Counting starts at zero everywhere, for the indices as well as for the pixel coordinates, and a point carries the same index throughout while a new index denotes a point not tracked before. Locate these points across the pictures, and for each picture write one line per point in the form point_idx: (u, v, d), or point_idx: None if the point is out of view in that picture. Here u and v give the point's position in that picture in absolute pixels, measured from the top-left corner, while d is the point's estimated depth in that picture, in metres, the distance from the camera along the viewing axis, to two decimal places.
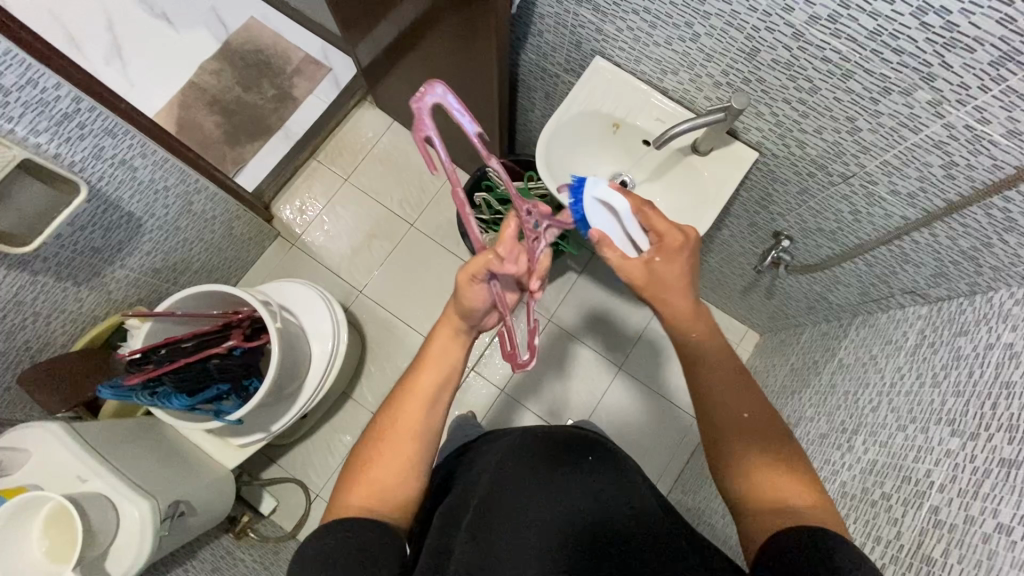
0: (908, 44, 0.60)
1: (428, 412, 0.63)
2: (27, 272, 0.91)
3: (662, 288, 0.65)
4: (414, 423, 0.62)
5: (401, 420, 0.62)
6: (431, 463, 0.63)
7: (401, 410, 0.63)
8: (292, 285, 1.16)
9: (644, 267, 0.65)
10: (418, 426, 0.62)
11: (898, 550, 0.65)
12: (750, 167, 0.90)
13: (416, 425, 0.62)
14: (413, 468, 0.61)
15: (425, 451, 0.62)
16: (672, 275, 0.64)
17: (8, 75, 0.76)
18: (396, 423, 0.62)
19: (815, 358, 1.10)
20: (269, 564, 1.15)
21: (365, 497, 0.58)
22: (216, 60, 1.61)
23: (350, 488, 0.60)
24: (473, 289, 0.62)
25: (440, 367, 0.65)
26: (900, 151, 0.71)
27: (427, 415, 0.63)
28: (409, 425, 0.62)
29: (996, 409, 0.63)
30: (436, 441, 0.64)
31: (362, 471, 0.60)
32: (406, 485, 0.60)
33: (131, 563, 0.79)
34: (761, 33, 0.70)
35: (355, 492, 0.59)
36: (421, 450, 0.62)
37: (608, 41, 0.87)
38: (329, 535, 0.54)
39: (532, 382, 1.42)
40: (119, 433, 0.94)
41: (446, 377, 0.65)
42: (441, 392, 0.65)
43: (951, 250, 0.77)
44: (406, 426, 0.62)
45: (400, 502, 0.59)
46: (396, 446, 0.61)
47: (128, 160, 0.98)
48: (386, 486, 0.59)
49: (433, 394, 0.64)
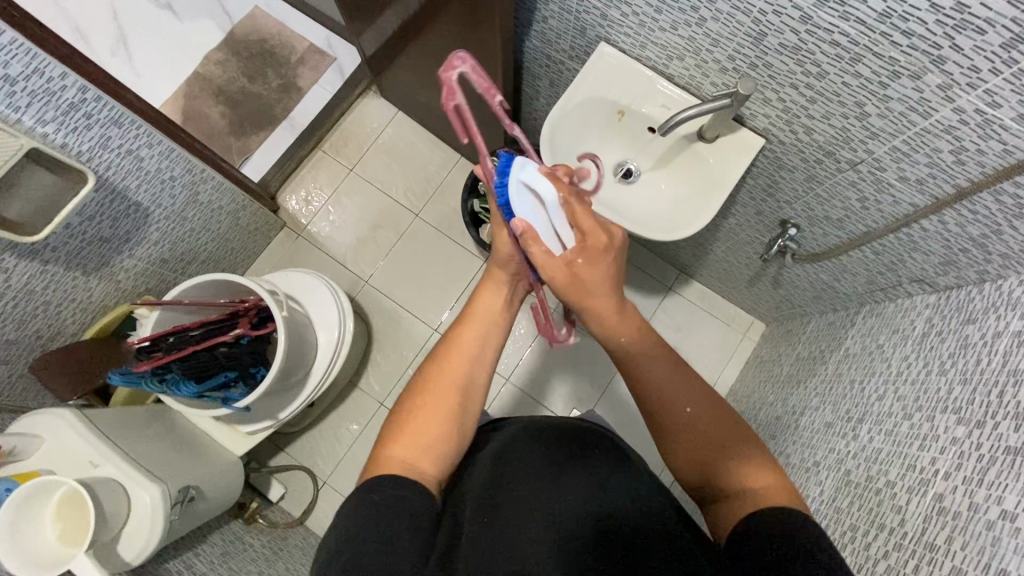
0: (918, 26, 0.59)
1: (472, 365, 0.66)
2: (37, 262, 0.92)
3: (584, 289, 0.61)
4: (459, 375, 0.64)
5: (447, 371, 0.64)
6: (476, 419, 0.65)
7: (448, 363, 0.65)
8: (298, 275, 1.17)
9: (567, 275, 0.61)
10: (462, 380, 0.64)
11: (902, 537, 0.65)
12: (756, 154, 0.90)
13: (463, 377, 0.65)
14: (457, 421, 0.63)
15: (470, 405, 0.64)
16: (598, 276, 0.61)
17: (14, 64, 0.77)
18: (443, 378, 0.64)
19: (820, 349, 1.10)
20: (278, 548, 1.17)
21: (410, 453, 0.59)
22: (221, 50, 1.61)
23: (393, 442, 0.60)
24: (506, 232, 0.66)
25: (486, 321, 0.67)
26: (909, 136, 0.70)
27: (475, 368, 0.66)
28: (455, 380, 0.64)
29: (1003, 397, 0.62)
30: (481, 397, 0.66)
31: (406, 423, 0.61)
32: (450, 438, 0.61)
33: (142, 546, 0.81)
34: (768, 17, 0.69)
35: (397, 448, 0.59)
36: (467, 404, 0.64)
37: (613, 26, 0.86)
38: (367, 495, 0.54)
39: (538, 372, 1.43)
40: (128, 419, 0.95)
41: (492, 332, 0.67)
42: (484, 345, 0.67)
43: (961, 237, 0.76)
44: (453, 379, 0.64)
45: (441, 460, 0.60)
46: (440, 398, 0.63)
47: (134, 150, 0.99)
48: (431, 441, 0.60)
49: (477, 344, 0.66)
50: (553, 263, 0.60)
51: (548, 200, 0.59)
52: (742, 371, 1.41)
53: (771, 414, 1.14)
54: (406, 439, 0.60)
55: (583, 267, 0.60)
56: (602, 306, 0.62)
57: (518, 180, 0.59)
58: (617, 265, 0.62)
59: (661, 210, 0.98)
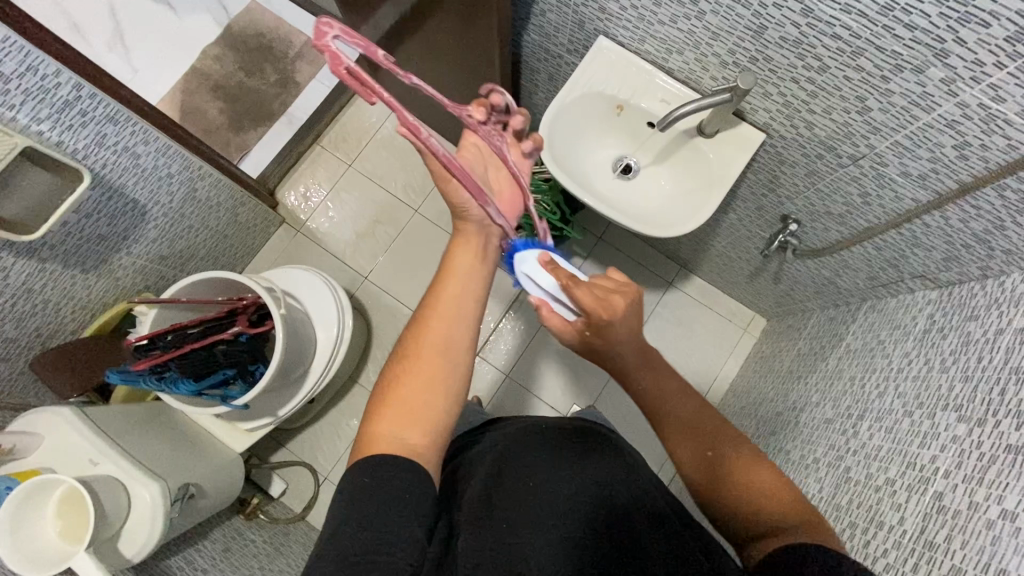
0: (921, 19, 0.58)
1: (453, 326, 0.61)
2: (35, 260, 0.92)
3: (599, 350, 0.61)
4: (444, 337, 0.60)
5: (428, 336, 0.60)
6: (464, 380, 0.60)
7: (426, 326, 0.61)
8: (296, 272, 1.16)
9: (580, 342, 0.61)
10: (442, 339, 0.60)
11: (901, 535, 0.65)
12: (756, 149, 0.88)
13: (442, 336, 0.60)
14: (443, 387, 0.58)
15: (457, 369, 0.60)
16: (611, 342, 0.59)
17: (7, 62, 0.76)
18: (421, 340, 0.60)
19: (821, 344, 1.09)
20: (280, 544, 1.17)
21: (398, 426, 0.55)
22: (218, 45, 1.60)
23: (379, 419, 0.56)
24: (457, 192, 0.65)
25: (464, 277, 0.63)
26: (912, 131, 0.69)
27: (454, 327, 0.61)
28: (434, 338, 0.60)
29: (1005, 395, 0.62)
30: (466, 355, 0.61)
31: (391, 396, 0.57)
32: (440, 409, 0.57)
33: (140, 544, 0.81)
34: (769, 10, 0.68)
35: (382, 423, 0.56)
36: (451, 364, 0.59)
37: (612, 19, 0.85)
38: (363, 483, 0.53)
39: (537, 368, 1.43)
40: (128, 417, 0.95)
41: (469, 286, 0.63)
42: (466, 304, 0.62)
43: (963, 233, 0.75)
44: (431, 341, 0.60)
45: (431, 431, 0.56)
46: (426, 365, 0.59)
47: (131, 147, 0.99)
48: (417, 408, 0.57)
49: (459, 304, 0.62)
50: (568, 333, 0.61)
51: (549, 286, 0.65)
52: (742, 366, 1.41)
53: (771, 410, 1.13)
54: (391, 409, 0.56)
55: (595, 340, 0.60)
56: (621, 352, 0.60)
57: (522, 272, 0.66)
58: (631, 326, 0.60)
59: (660, 206, 0.97)
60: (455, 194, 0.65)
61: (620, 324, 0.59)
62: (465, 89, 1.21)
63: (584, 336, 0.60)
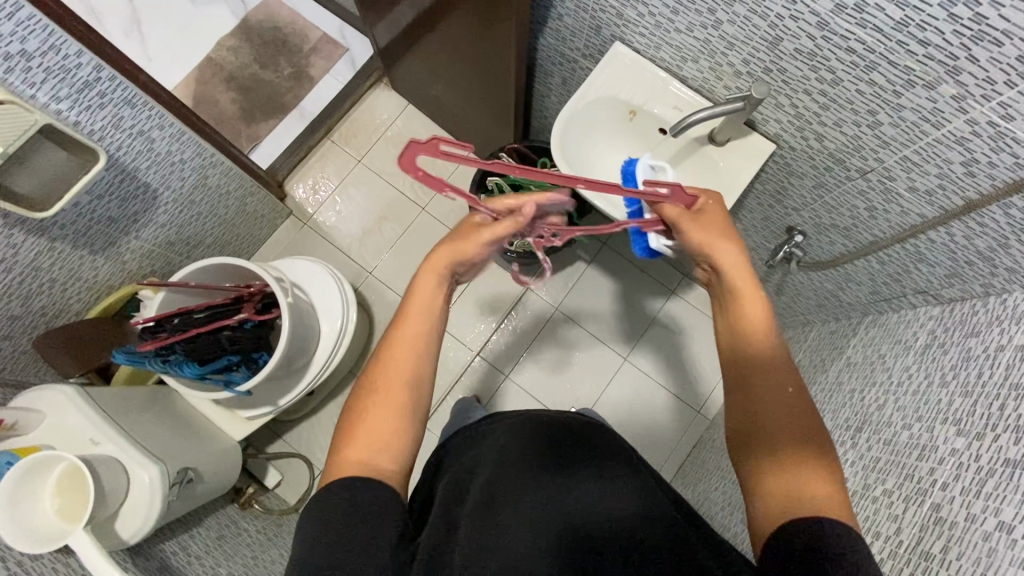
0: (935, 35, 0.59)
1: (415, 359, 0.64)
2: (45, 238, 0.93)
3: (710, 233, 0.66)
4: (403, 371, 0.63)
5: (390, 369, 0.63)
6: (423, 412, 0.63)
7: (388, 362, 0.63)
8: (302, 262, 1.17)
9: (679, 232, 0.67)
10: (406, 375, 0.63)
11: (897, 545, 0.66)
12: (766, 159, 0.90)
13: (403, 371, 0.63)
14: (405, 416, 0.61)
15: (417, 398, 0.63)
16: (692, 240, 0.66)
17: (31, 40, 0.77)
18: (384, 375, 0.62)
19: (821, 357, 1.10)
20: (273, 535, 1.17)
21: (367, 451, 0.58)
22: (234, 37, 1.61)
23: (349, 444, 0.59)
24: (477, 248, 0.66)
25: (423, 316, 0.65)
26: (921, 146, 0.71)
27: (417, 360, 0.64)
28: (398, 373, 0.62)
29: (1004, 410, 0.62)
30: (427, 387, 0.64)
31: (358, 425, 0.60)
32: (401, 434, 0.60)
33: (138, 526, 0.81)
34: (785, 22, 0.69)
35: (352, 450, 0.58)
36: (414, 397, 0.62)
37: (629, 26, 0.86)
38: (331, 496, 0.54)
39: (534, 369, 1.43)
40: (127, 398, 0.95)
41: (431, 322, 0.65)
42: (427, 338, 0.65)
43: (967, 250, 0.76)
44: (394, 374, 0.62)
45: (399, 456, 0.59)
46: (388, 397, 0.61)
47: (146, 131, 0.99)
48: (381, 440, 0.59)
49: (421, 336, 0.65)
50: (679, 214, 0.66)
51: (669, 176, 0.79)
52: None
53: None
54: (356, 439, 0.59)
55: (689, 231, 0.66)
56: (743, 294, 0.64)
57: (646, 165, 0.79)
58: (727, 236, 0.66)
59: None
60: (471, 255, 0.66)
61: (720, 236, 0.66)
62: (479, 90, 1.22)
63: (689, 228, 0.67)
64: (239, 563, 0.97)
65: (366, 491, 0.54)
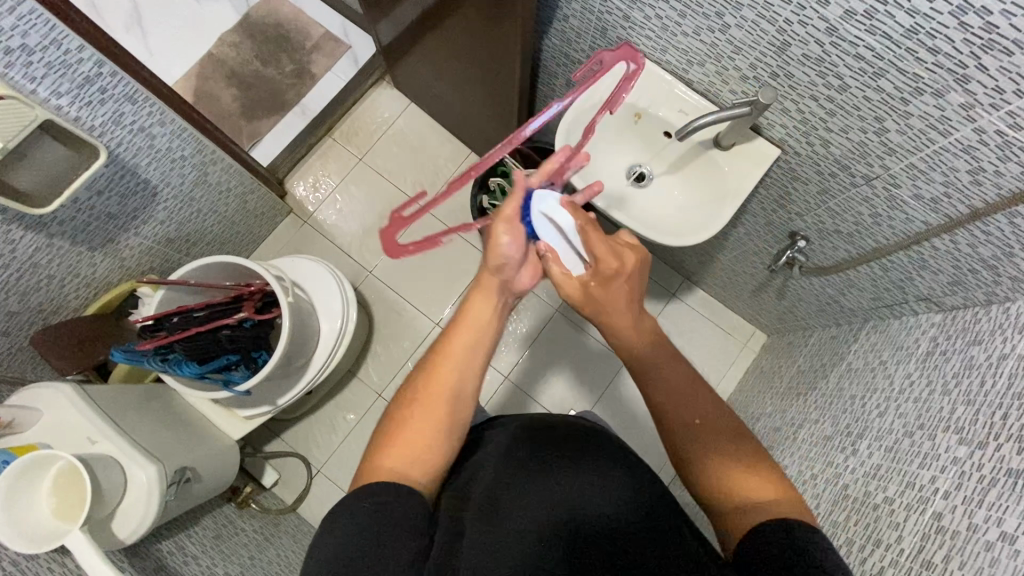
0: (945, 44, 0.59)
1: (462, 376, 0.63)
2: (44, 235, 0.92)
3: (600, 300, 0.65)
4: (450, 386, 0.62)
5: (436, 383, 0.62)
6: (463, 430, 0.62)
7: (437, 376, 0.62)
8: (303, 261, 1.16)
9: (583, 294, 0.66)
10: (452, 387, 0.62)
11: (898, 554, 0.65)
12: (771, 164, 0.89)
13: (453, 385, 0.62)
14: (447, 431, 0.60)
15: (462, 416, 0.62)
16: (613, 299, 0.65)
17: (31, 34, 0.76)
18: (432, 386, 0.61)
19: (822, 362, 1.10)
20: (270, 534, 1.16)
21: (401, 461, 0.57)
22: (236, 33, 1.60)
23: (382, 451, 0.58)
24: (504, 235, 0.65)
25: (473, 331, 0.65)
26: (927, 154, 0.70)
27: (465, 372, 0.63)
28: (446, 387, 0.62)
29: (1006, 420, 0.62)
30: (472, 402, 0.63)
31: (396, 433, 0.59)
32: (441, 450, 0.59)
33: (136, 525, 0.81)
34: (794, 27, 0.69)
35: (389, 455, 0.58)
36: (458, 410, 0.62)
37: (636, 28, 0.86)
38: (358, 500, 0.53)
39: (533, 371, 1.43)
40: (125, 398, 0.94)
41: (480, 338, 0.65)
42: (474, 355, 0.64)
43: (971, 258, 0.76)
44: (441, 388, 0.62)
45: (432, 470, 0.58)
46: (433, 411, 0.60)
47: (147, 127, 0.98)
48: (421, 450, 0.58)
49: (469, 351, 0.64)
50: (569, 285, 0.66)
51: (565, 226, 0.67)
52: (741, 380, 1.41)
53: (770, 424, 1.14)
54: (396, 447, 0.58)
55: (599, 289, 0.65)
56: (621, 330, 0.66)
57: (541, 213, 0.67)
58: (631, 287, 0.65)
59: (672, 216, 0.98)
60: (500, 245, 0.65)
61: (625, 284, 0.65)
62: (482, 90, 1.22)
63: (586, 286, 0.66)
64: (236, 563, 0.96)
65: (398, 495, 0.54)
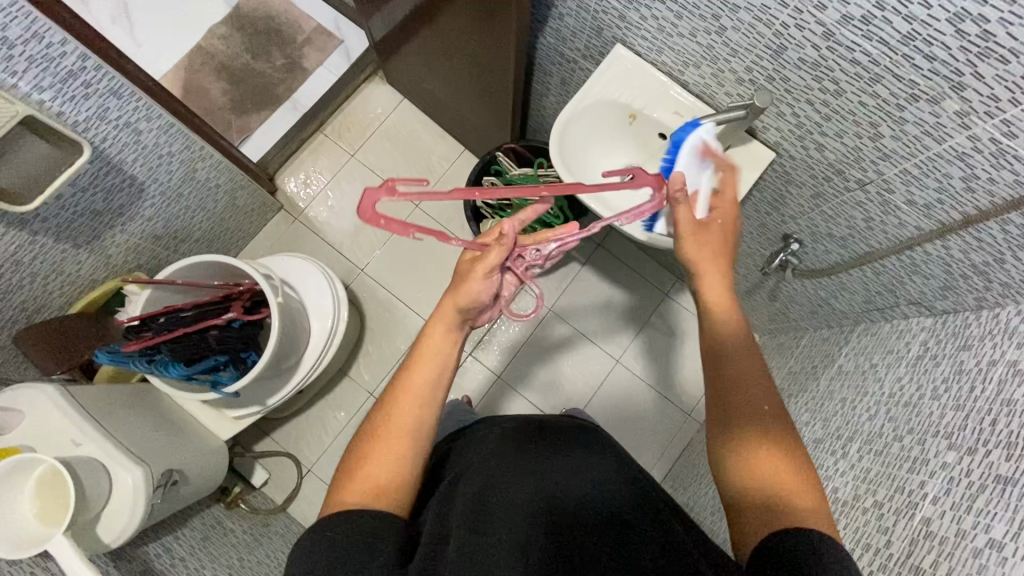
0: (942, 51, 0.59)
1: (419, 408, 0.61)
2: (26, 231, 0.90)
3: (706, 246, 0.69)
4: (407, 421, 0.60)
5: (393, 420, 0.60)
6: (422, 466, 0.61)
7: (393, 412, 0.61)
8: (290, 258, 1.15)
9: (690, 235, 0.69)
10: (410, 422, 0.60)
11: (887, 559, 0.66)
12: (765, 167, 0.89)
13: (411, 420, 0.61)
14: (406, 461, 0.59)
15: (422, 444, 0.61)
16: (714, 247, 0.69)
17: (12, 28, 0.74)
18: (390, 422, 0.60)
19: (813, 364, 1.10)
20: (258, 535, 1.15)
21: (362, 496, 0.56)
22: (225, 25, 1.57)
23: (344, 488, 0.58)
24: (479, 280, 0.64)
25: (430, 364, 0.63)
26: (922, 160, 0.70)
27: (422, 411, 0.61)
28: (402, 423, 0.60)
29: (996, 425, 0.62)
30: (430, 440, 0.62)
31: (357, 468, 0.59)
32: (401, 478, 0.58)
33: (121, 529, 0.79)
34: (790, 31, 0.68)
35: (350, 492, 0.57)
36: (416, 447, 0.60)
37: (632, 28, 0.85)
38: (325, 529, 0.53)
39: (526, 370, 1.42)
40: (110, 399, 0.92)
41: (438, 372, 0.63)
42: (434, 388, 0.63)
43: (962, 264, 0.76)
44: (398, 423, 0.60)
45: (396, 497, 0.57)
46: (392, 445, 0.59)
47: (133, 123, 0.96)
48: (382, 482, 0.58)
49: (427, 385, 0.62)
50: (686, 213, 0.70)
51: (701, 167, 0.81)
52: None
53: None
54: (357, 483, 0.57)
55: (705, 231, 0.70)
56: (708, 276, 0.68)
57: (699, 138, 0.82)
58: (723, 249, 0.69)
59: None
60: (475, 291, 0.64)
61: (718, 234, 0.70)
62: (475, 85, 1.20)
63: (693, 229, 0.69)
64: (224, 565, 0.95)
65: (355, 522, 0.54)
